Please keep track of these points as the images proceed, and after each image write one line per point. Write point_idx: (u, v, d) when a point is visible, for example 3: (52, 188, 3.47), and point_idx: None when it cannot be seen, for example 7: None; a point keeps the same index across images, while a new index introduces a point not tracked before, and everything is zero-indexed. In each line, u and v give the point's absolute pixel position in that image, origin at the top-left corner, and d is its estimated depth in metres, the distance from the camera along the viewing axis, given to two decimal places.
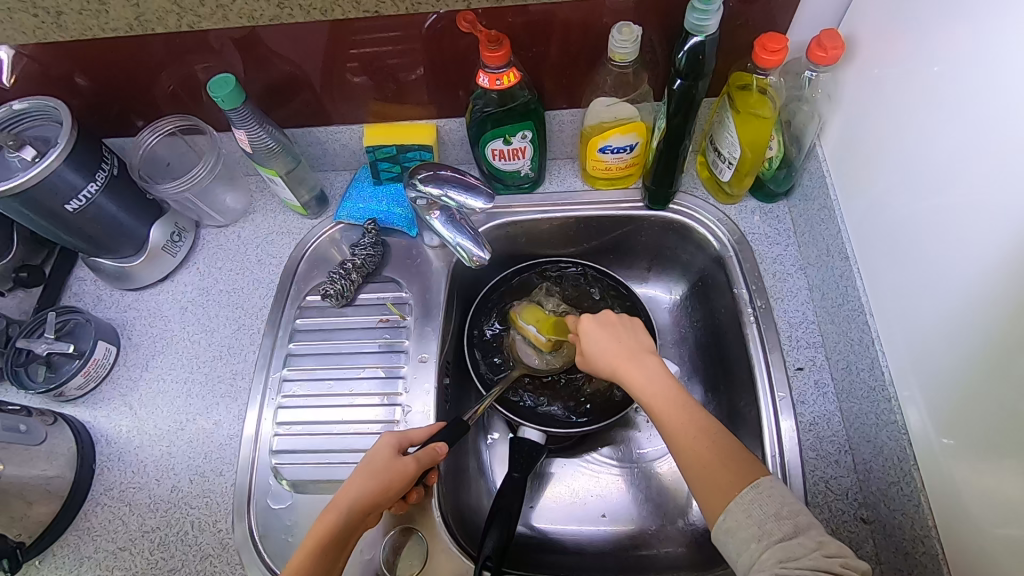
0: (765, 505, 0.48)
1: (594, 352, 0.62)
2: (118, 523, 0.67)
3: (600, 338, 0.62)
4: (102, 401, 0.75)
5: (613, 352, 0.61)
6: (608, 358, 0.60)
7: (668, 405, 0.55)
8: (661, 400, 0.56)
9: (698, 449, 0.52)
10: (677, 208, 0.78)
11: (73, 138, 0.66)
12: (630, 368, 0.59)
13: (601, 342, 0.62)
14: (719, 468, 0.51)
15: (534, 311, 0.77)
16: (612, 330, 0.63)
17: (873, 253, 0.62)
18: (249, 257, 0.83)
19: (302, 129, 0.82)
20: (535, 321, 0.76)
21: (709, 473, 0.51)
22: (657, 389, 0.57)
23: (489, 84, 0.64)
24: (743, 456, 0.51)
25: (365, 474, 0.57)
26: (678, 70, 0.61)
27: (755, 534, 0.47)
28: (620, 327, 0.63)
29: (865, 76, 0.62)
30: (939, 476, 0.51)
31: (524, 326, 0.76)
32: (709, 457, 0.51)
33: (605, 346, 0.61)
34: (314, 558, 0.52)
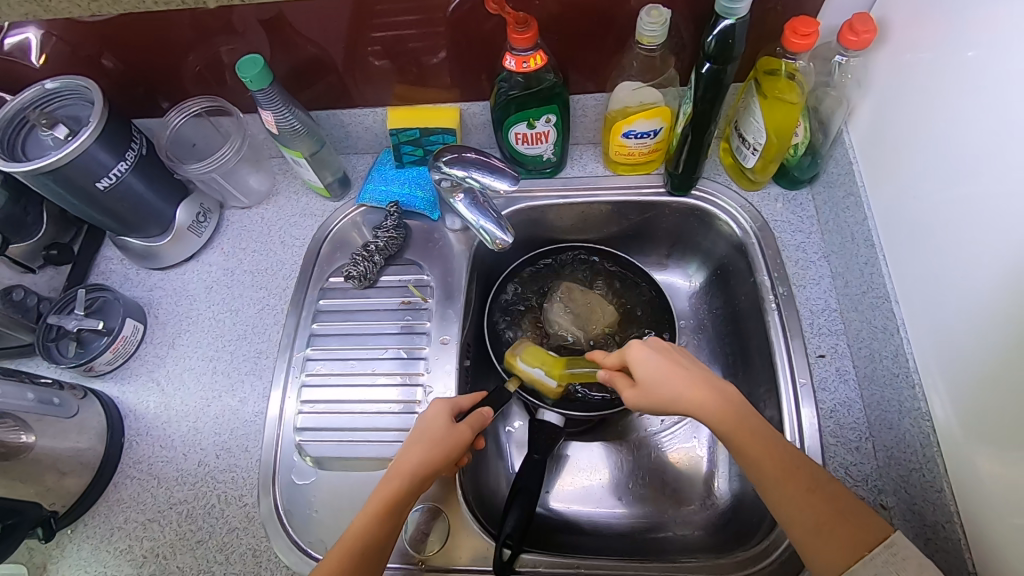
0: (897, 569, 0.47)
1: (651, 381, 0.58)
2: (147, 495, 0.69)
3: (655, 364, 0.58)
4: (130, 377, 0.76)
5: (680, 388, 0.56)
6: (675, 386, 0.56)
7: (756, 429, 0.54)
8: (745, 435, 0.53)
9: (822, 512, 0.50)
10: (700, 195, 0.78)
11: (104, 117, 0.67)
12: (705, 395, 0.55)
13: (662, 372, 0.57)
14: (840, 525, 0.49)
15: (535, 352, 0.72)
16: (668, 355, 0.59)
17: (901, 241, 0.61)
18: (272, 239, 0.84)
19: (326, 112, 0.82)
20: (541, 363, 0.71)
21: (826, 528, 0.49)
22: (723, 409, 0.55)
23: (515, 67, 0.65)
24: (861, 507, 0.51)
25: (422, 445, 0.58)
26: (706, 54, 0.61)
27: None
28: (676, 353, 0.60)
29: (896, 62, 0.61)
30: (963, 463, 0.51)
31: (530, 370, 0.71)
32: (835, 510, 0.50)
33: (671, 377, 0.57)
34: (383, 521, 0.54)
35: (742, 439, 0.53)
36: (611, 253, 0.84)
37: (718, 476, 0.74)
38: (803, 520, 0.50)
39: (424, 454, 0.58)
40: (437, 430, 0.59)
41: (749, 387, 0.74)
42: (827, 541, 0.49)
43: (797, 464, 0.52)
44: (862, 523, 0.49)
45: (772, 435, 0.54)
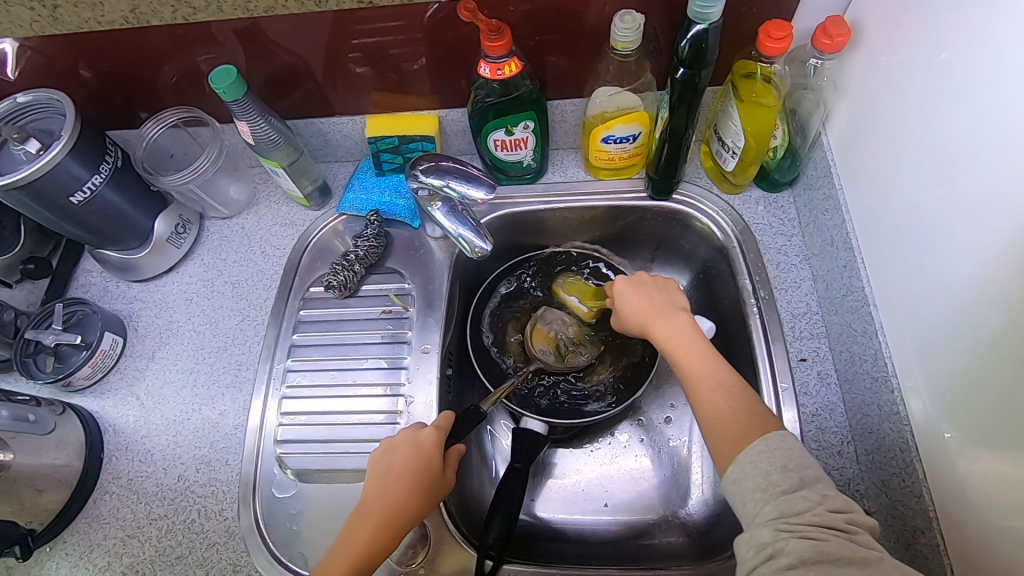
0: (772, 457, 0.46)
1: (627, 309, 0.64)
2: (126, 511, 0.69)
3: (633, 298, 0.64)
4: (109, 391, 0.76)
5: (642, 313, 0.62)
6: (639, 314, 0.62)
7: (688, 352, 0.56)
8: (682, 349, 0.57)
9: (716, 403, 0.51)
10: (681, 199, 0.78)
11: (77, 131, 0.66)
12: (662, 322, 0.60)
13: (630, 301, 0.64)
14: (734, 419, 0.50)
15: (577, 284, 0.81)
16: (645, 288, 0.64)
17: (880, 243, 0.61)
18: (253, 249, 0.84)
19: (305, 120, 0.82)
20: (578, 292, 0.80)
21: (729, 424, 0.50)
22: (682, 339, 0.57)
23: (490, 74, 0.64)
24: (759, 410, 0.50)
25: (404, 472, 0.58)
26: (681, 59, 0.60)
27: (761, 486, 0.45)
28: (652, 286, 0.64)
29: (871, 64, 0.61)
30: (941, 468, 0.51)
31: (567, 298, 0.80)
32: (732, 411, 0.51)
33: (636, 305, 0.63)
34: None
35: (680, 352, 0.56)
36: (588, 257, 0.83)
37: (703, 482, 0.74)
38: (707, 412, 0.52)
39: (409, 478, 0.58)
40: (417, 451, 0.59)
41: None
42: (722, 431, 0.50)
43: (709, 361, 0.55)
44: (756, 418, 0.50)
45: (704, 344, 0.56)
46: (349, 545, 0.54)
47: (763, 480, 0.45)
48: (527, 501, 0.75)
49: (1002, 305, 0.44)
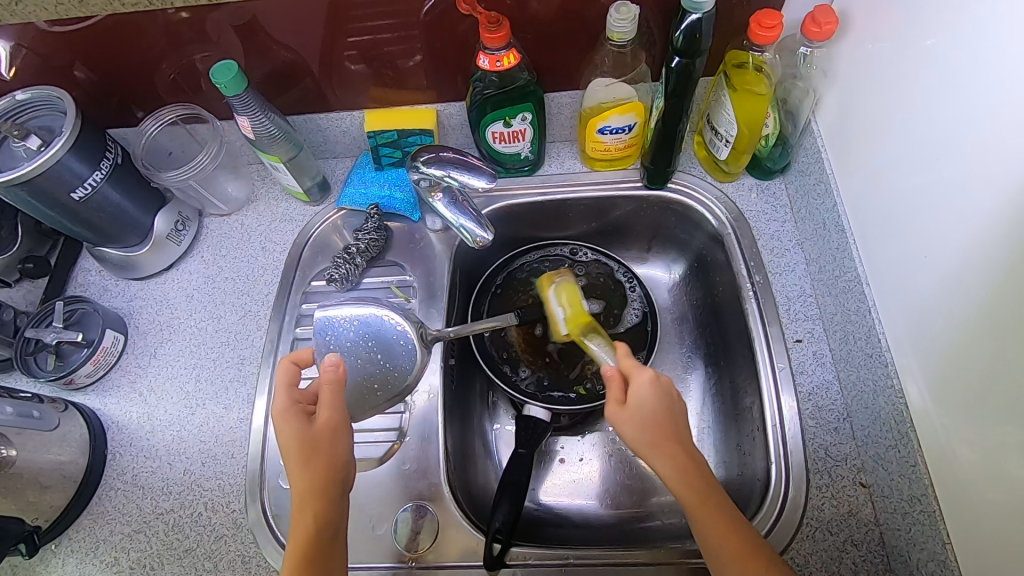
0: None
1: (642, 411, 0.55)
2: (131, 506, 0.68)
3: (651, 401, 0.55)
4: (111, 388, 0.75)
5: (649, 440, 0.54)
6: (642, 435, 0.55)
7: (658, 444, 0.54)
8: (707, 511, 0.52)
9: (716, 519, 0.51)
10: (676, 187, 0.79)
11: (77, 127, 0.66)
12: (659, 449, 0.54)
13: (633, 429, 0.55)
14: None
15: (572, 294, 0.73)
16: (654, 415, 0.55)
17: (872, 228, 0.62)
18: (253, 245, 0.84)
19: (303, 117, 0.83)
20: (569, 305, 0.72)
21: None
22: (706, 496, 0.52)
23: (489, 66, 0.65)
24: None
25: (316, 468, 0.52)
26: (675, 48, 0.62)
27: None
28: (666, 409, 0.55)
29: (858, 53, 0.63)
30: (934, 438, 0.52)
31: (554, 305, 0.72)
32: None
33: (637, 431, 0.55)
34: None
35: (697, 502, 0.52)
36: (594, 250, 0.85)
37: None
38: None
39: None
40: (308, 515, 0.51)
41: (729, 373, 0.75)
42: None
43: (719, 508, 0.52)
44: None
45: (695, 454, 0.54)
46: None
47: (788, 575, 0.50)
48: (531, 488, 0.76)
49: (991, 280, 0.46)
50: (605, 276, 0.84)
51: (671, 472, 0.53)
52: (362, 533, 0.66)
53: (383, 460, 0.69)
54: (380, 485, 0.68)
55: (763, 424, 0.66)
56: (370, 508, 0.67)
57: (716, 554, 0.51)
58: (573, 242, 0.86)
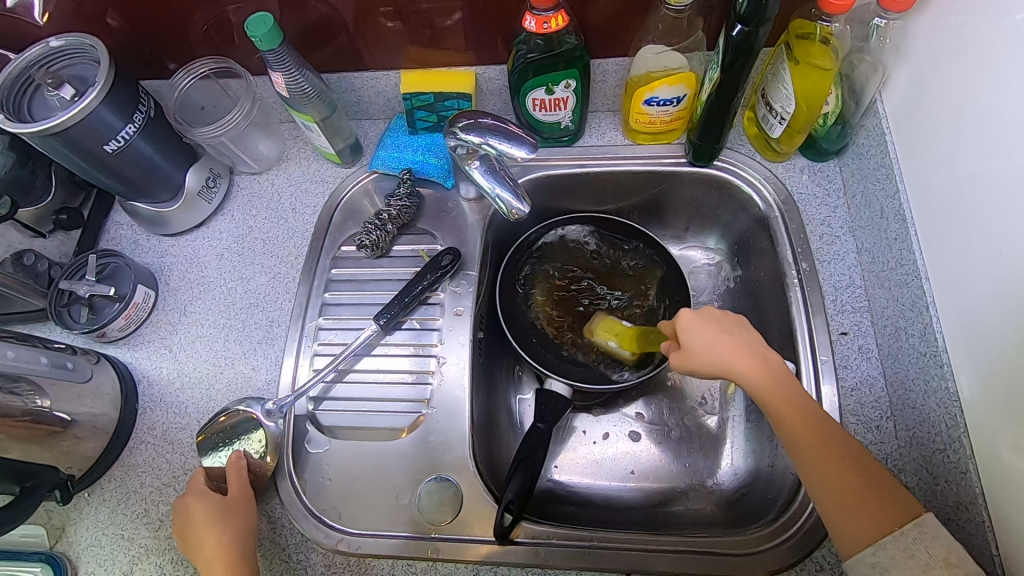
0: (928, 547, 0.46)
1: (700, 350, 0.58)
2: (162, 460, 0.69)
3: (708, 335, 0.58)
4: (142, 343, 0.76)
5: (726, 360, 0.57)
6: (721, 358, 0.57)
7: (753, 364, 0.56)
8: (787, 407, 0.53)
9: (795, 417, 0.53)
10: (722, 165, 0.76)
11: (111, 78, 0.65)
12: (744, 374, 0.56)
13: (706, 355, 0.58)
14: (873, 503, 0.48)
15: (611, 324, 0.76)
16: (718, 324, 0.59)
17: (933, 216, 0.58)
18: (283, 206, 0.83)
19: (338, 75, 0.80)
20: (614, 335, 0.75)
21: (859, 505, 0.48)
22: (782, 393, 0.54)
23: (535, 28, 0.62)
24: (901, 494, 0.48)
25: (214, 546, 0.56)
26: (738, 15, 0.57)
27: (921, 575, 0.45)
28: (728, 323, 0.59)
29: (939, 25, 0.58)
30: (988, 444, 0.49)
31: (603, 343, 0.75)
32: (865, 493, 0.48)
33: (715, 354, 0.57)
34: None
35: (783, 408, 0.53)
36: (632, 228, 0.82)
37: (733, 451, 0.73)
38: (811, 468, 0.51)
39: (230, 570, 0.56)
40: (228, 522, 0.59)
41: None
42: (857, 515, 0.48)
43: (809, 411, 0.53)
44: (897, 499, 0.48)
45: (779, 366, 0.56)
46: None
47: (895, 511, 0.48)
48: (554, 465, 0.75)
49: None
50: (641, 258, 0.81)
51: (741, 368, 0.56)
52: (386, 501, 0.66)
53: (409, 430, 0.69)
54: (403, 455, 0.68)
55: None
56: (396, 479, 0.67)
57: (799, 454, 0.52)
58: (611, 217, 0.83)
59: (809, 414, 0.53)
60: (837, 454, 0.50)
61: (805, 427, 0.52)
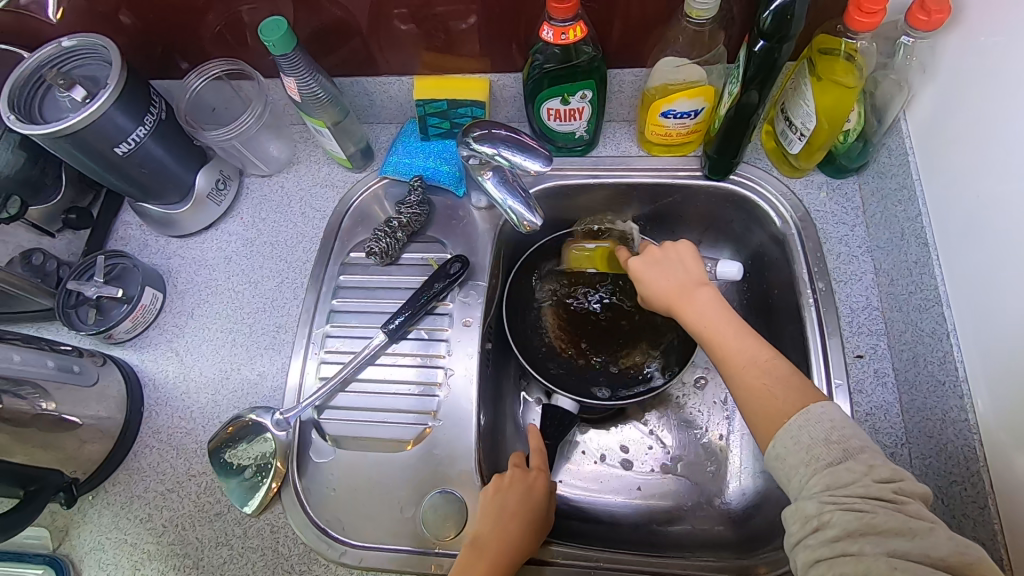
0: (813, 430, 0.46)
1: (649, 291, 0.63)
2: (166, 465, 0.69)
3: (654, 278, 0.63)
4: (149, 345, 0.76)
5: (664, 295, 0.61)
6: (661, 297, 0.62)
7: (681, 298, 0.60)
8: (708, 324, 0.57)
9: (716, 328, 0.57)
10: (738, 179, 0.74)
11: (122, 80, 0.64)
12: (684, 306, 0.59)
13: (649, 290, 0.63)
14: (777, 392, 0.50)
15: (578, 256, 0.79)
16: (658, 262, 0.64)
17: (956, 241, 0.57)
18: (293, 210, 0.82)
19: (351, 79, 0.79)
20: (590, 261, 0.79)
21: (768, 398, 0.50)
22: (712, 319, 0.57)
23: (553, 39, 0.61)
24: (801, 385, 0.50)
25: (497, 536, 0.58)
26: (761, 31, 0.56)
27: (804, 458, 0.45)
28: (663, 260, 0.64)
29: (968, 44, 0.56)
30: (1010, 480, 0.48)
31: (580, 270, 0.79)
32: (771, 393, 0.50)
33: (657, 290, 0.62)
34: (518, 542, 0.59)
35: (696, 318, 0.58)
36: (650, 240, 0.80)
37: (742, 471, 0.72)
38: (734, 374, 0.54)
39: None
40: None
41: None
42: (754, 402, 0.51)
43: (732, 322, 0.56)
44: (799, 394, 0.50)
45: (711, 295, 0.59)
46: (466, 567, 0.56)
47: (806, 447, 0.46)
48: (560, 479, 0.74)
49: None
50: None
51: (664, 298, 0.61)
52: (391, 513, 0.65)
53: (414, 442, 0.69)
54: (408, 467, 0.67)
55: None
56: (401, 491, 0.66)
57: (719, 361, 0.55)
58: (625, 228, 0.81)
59: (733, 328, 0.56)
60: (742, 359, 0.53)
61: (722, 332, 0.56)
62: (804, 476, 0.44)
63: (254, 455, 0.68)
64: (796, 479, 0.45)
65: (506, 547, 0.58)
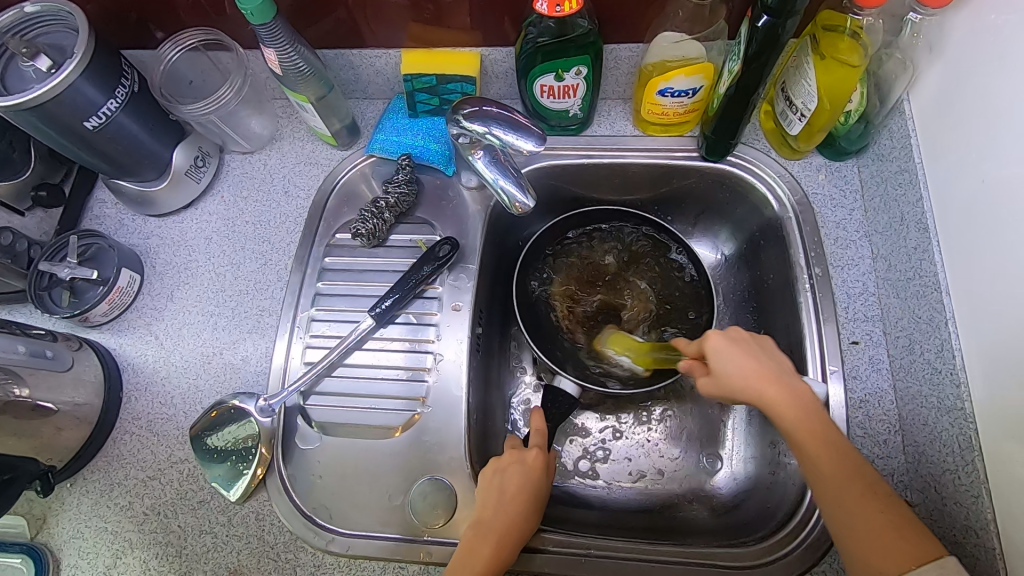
0: None
1: (728, 375, 0.55)
2: (146, 452, 0.67)
3: (734, 359, 0.55)
4: (127, 328, 0.73)
5: (750, 380, 0.54)
6: (750, 381, 0.54)
7: (819, 445, 0.50)
8: (827, 458, 0.49)
9: (836, 469, 0.49)
10: (735, 161, 0.72)
11: (90, 48, 0.60)
12: (777, 398, 0.53)
13: (737, 367, 0.54)
14: (884, 538, 0.45)
15: (624, 339, 0.72)
16: (745, 348, 0.56)
17: (959, 227, 0.56)
18: (276, 189, 0.79)
19: (335, 51, 0.75)
20: (627, 348, 0.71)
21: (879, 540, 0.46)
22: (809, 423, 0.51)
23: (547, 12, 0.57)
24: (926, 531, 0.46)
25: (501, 522, 0.57)
26: (765, 5, 0.53)
27: None
28: (755, 347, 0.56)
29: (978, 23, 0.54)
30: (1005, 471, 0.48)
31: (615, 356, 0.72)
32: (897, 535, 0.45)
33: (745, 369, 0.54)
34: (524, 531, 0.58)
35: (830, 480, 0.48)
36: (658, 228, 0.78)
37: (733, 457, 0.72)
38: (851, 537, 0.47)
39: None
40: None
41: None
42: (875, 552, 0.45)
43: (853, 462, 0.49)
44: (915, 539, 0.45)
45: (839, 436, 0.51)
46: (469, 561, 0.55)
47: None
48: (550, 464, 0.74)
49: None
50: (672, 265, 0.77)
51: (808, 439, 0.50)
52: (378, 502, 0.64)
53: (402, 429, 0.67)
54: (397, 455, 0.66)
55: None
56: (389, 479, 0.65)
57: (827, 507, 0.49)
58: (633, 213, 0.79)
59: (841, 447, 0.49)
60: (885, 524, 0.46)
61: (848, 489, 0.48)
62: None
63: (238, 441, 0.66)
64: None
65: (508, 531, 0.57)
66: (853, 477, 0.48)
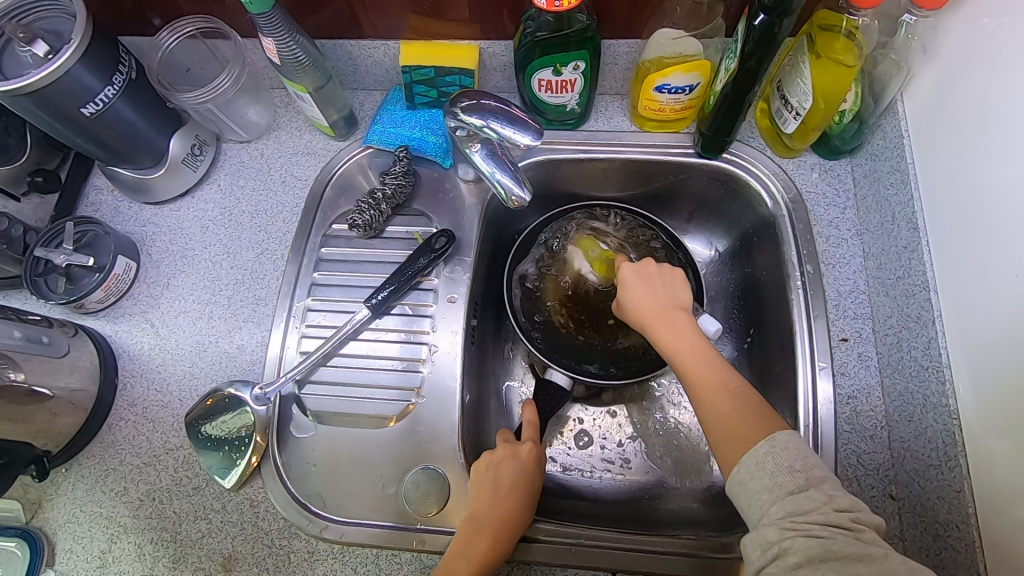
0: (780, 459, 0.46)
1: (630, 304, 0.62)
2: (141, 439, 0.68)
3: (636, 290, 0.62)
4: (123, 316, 0.73)
5: (645, 309, 0.61)
6: (641, 310, 0.61)
7: (689, 353, 0.56)
8: (690, 357, 0.56)
9: (700, 371, 0.54)
10: (730, 158, 0.73)
11: (88, 34, 0.60)
12: (660, 322, 0.59)
13: (635, 297, 0.62)
14: (739, 420, 0.50)
15: (591, 242, 0.75)
16: (648, 282, 0.62)
17: (949, 226, 0.57)
18: (273, 179, 0.79)
19: (334, 42, 0.75)
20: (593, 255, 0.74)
21: (731, 425, 0.50)
22: (686, 339, 0.57)
23: (546, 5, 0.57)
24: (768, 413, 0.50)
25: (497, 515, 0.58)
26: (762, 4, 0.54)
27: (768, 484, 0.45)
28: (658, 280, 0.63)
29: (970, 25, 0.55)
30: (987, 467, 0.49)
31: (580, 252, 0.75)
32: (740, 421, 0.50)
33: (643, 301, 0.61)
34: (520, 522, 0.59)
35: (693, 377, 0.54)
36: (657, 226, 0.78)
37: None
38: (711, 425, 0.51)
39: None
40: None
41: (762, 363, 0.72)
42: (724, 433, 0.50)
43: (717, 364, 0.54)
44: (763, 419, 0.50)
45: (708, 344, 0.57)
46: (468, 555, 0.56)
47: (769, 479, 0.46)
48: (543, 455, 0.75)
49: None
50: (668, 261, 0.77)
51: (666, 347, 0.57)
52: (372, 490, 0.65)
53: (396, 419, 0.68)
54: (391, 443, 0.67)
55: (796, 419, 0.63)
56: (383, 467, 0.66)
57: (696, 405, 0.53)
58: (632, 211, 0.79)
59: (702, 350, 0.56)
60: (733, 407, 0.51)
61: (709, 386, 0.53)
62: (765, 502, 0.45)
63: (229, 429, 0.66)
64: (758, 507, 0.45)
65: (505, 523, 0.58)
66: (705, 372, 0.54)
